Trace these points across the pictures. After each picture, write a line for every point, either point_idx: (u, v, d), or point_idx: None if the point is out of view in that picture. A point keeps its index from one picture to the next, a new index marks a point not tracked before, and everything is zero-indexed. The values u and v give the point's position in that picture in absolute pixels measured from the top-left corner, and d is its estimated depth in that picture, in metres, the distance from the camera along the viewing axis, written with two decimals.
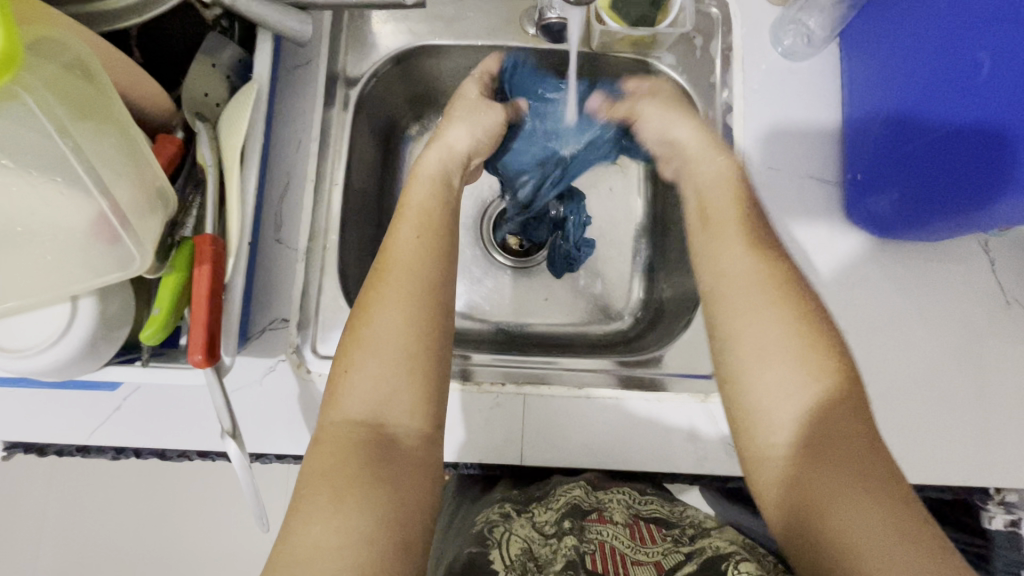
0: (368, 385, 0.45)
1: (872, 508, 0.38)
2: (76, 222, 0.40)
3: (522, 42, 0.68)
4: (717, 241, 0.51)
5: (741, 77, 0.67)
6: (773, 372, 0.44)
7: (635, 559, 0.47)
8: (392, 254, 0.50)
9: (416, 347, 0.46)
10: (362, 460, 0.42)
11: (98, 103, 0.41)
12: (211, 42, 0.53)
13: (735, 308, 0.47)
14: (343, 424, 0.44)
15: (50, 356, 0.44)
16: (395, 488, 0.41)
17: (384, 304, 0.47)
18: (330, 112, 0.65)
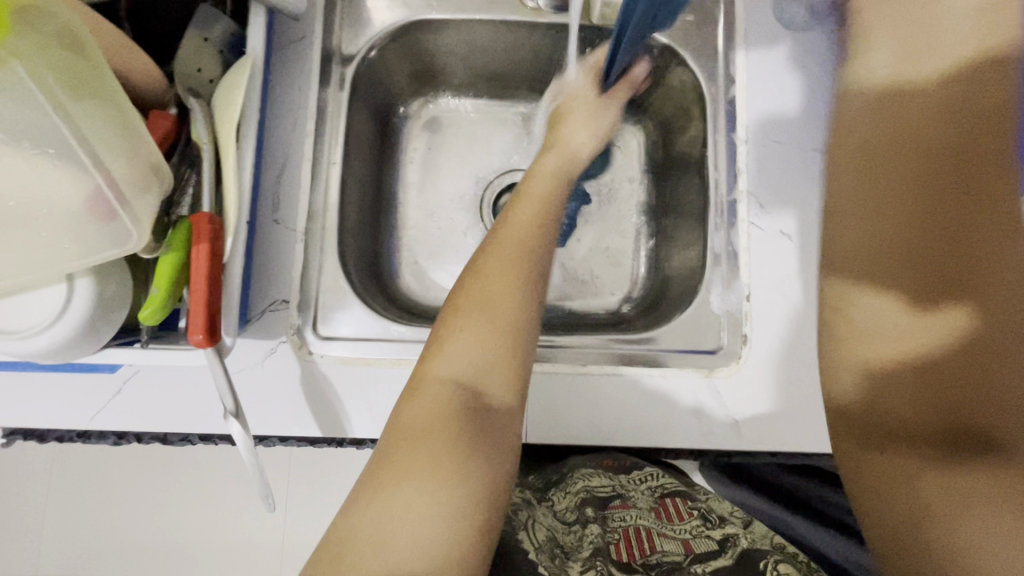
0: (473, 353, 0.45)
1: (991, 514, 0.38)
2: (75, 198, 0.40)
3: (521, 16, 0.67)
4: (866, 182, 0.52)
5: (743, 49, 0.66)
6: (886, 342, 0.47)
7: (661, 532, 0.53)
8: (507, 232, 0.51)
9: (523, 331, 0.47)
10: (458, 429, 0.42)
11: (94, 76, 0.40)
12: (203, 16, 0.52)
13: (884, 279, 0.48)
14: (445, 385, 0.44)
15: (48, 338, 0.43)
16: (488, 459, 0.42)
17: (497, 282, 0.48)
18: (326, 90, 0.64)
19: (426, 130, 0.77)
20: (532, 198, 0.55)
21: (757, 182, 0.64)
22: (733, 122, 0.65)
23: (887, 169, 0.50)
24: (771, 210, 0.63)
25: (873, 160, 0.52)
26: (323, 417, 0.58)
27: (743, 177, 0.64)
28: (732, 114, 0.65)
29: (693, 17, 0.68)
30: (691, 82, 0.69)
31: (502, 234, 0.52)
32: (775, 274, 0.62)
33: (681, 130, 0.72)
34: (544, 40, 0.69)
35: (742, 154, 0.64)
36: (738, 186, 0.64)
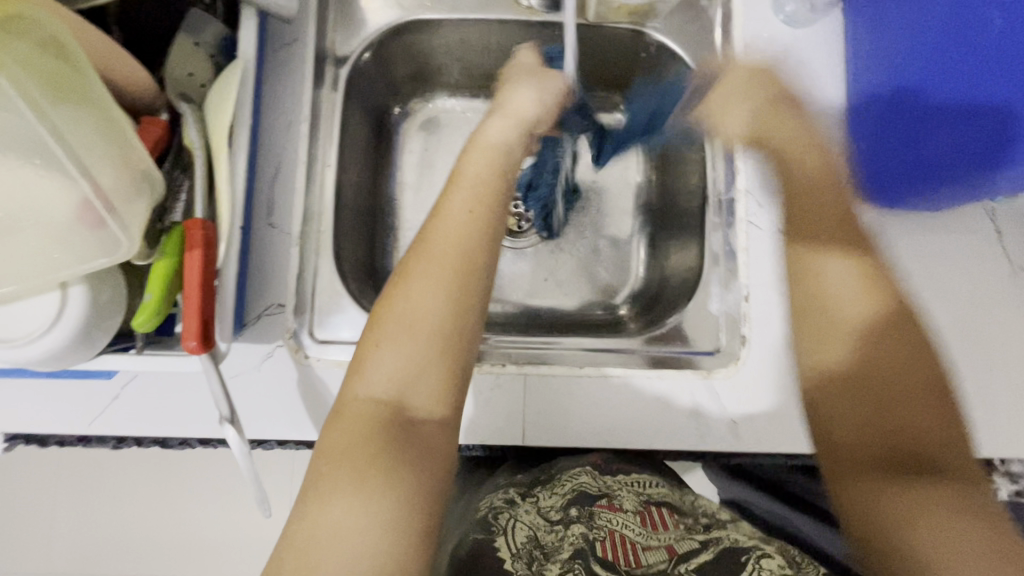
0: (396, 364, 0.43)
1: (968, 538, 0.39)
2: (62, 207, 0.40)
3: (515, 15, 0.66)
4: (834, 274, 0.52)
5: (740, 47, 0.65)
6: (852, 406, 0.47)
7: (647, 544, 0.49)
8: (438, 226, 0.47)
9: (453, 333, 0.44)
10: (379, 444, 0.41)
11: (80, 89, 0.40)
12: (192, 21, 0.52)
13: (839, 339, 0.50)
14: (367, 400, 0.43)
15: (43, 347, 0.43)
16: (413, 470, 0.40)
17: (420, 287, 0.45)
18: (320, 92, 0.64)
19: (423, 130, 0.77)
20: (463, 185, 0.50)
21: (754, 180, 0.63)
22: (730, 120, 0.65)
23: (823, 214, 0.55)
24: (768, 209, 0.63)
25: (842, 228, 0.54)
26: (320, 420, 0.58)
27: (740, 176, 0.64)
28: (729, 111, 0.65)
29: (689, 14, 0.68)
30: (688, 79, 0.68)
31: (436, 225, 0.47)
32: (774, 273, 0.61)
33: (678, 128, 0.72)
34: (538, 39, 0.69)
35: (740, 153, 0.64)
36: (735, 184, 0.64)
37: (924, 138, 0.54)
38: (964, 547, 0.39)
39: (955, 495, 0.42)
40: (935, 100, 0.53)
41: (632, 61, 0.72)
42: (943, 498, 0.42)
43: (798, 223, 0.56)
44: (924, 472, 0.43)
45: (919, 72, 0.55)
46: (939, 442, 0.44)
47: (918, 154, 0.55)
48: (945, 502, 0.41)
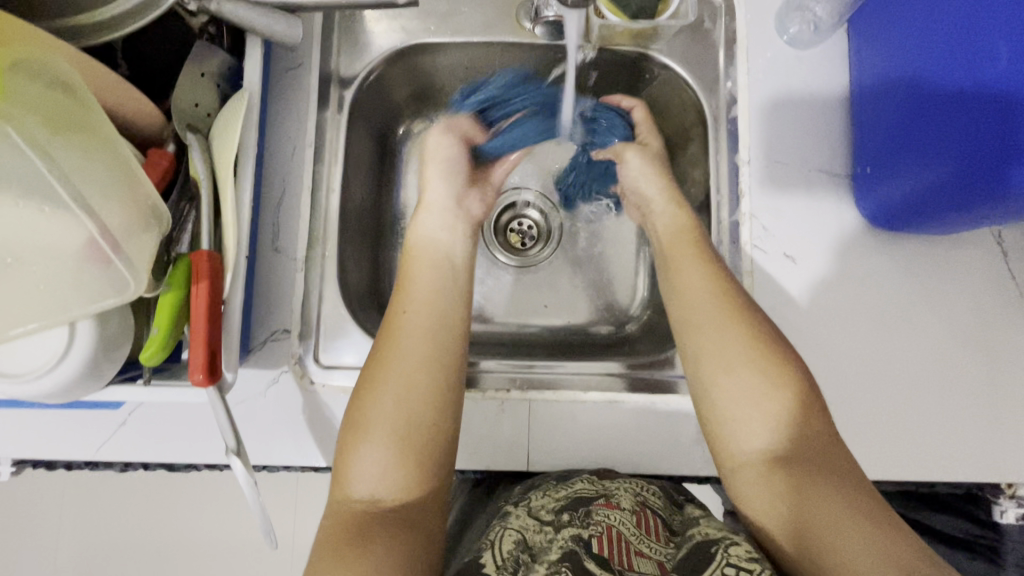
0: (372, 462, 0.46)
1: (835, 499, 0.44)
2: (69, 246, 0.40)
3: (518, 38, 0.66)
4: (686, 276, 0.56)
5: (744, 69, 0.65)
6: (740, 384, 0.49)
7: (638, 549, 0.47)
8: (401, 327, 0.53)
9: (422, 424, 0.48)
10: (355, 535, 0.43)
11: (87, 127, 0.41)
12: (197, 50, 0.52)
13: (709, 334, 0.52)
14: (350, 504, 0.46)
15: (51, 380, 0.43)
16: (400, 545, 0.43)
17: (382, 391, 0.49)
18: (324, 115, 0.64)
19: (427, 147, 0.77)
20: (416, 296, 0.56)
21: (758, 203, 0.63)
22: (735, 143, 0.65)
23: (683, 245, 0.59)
24: (773, 232, 0.63)
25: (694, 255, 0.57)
26: (325, 444, 0.58)
27: (744, 199, 0.63)
28: (733, 133, 0.65)
29: (694, 35, 0.67)
30: (692, 100, 0.68)
31: (396, 337, 0.53)
32: (777, 297, 0.62)
33: (683, 148, 0.71)
34: (542, 60, 0.69)
35: (744, 175, 0.64)
36: (739, 208, 0.63)
37: (923, 164, 0.54)
38: (823, 511, 0.43)
39: (812, 470, 0.45)
40: (946, 107, 0.52)
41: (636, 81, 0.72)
42: (807, 469, 0.45)
43: (672, 245, 0.59)
44: (800, 452, 0.47)
45: (930, 76, 0.53)
46: (814, 446, 0.47)
47: (919, 180, 0.55)
48: (808, 476, 0.45)
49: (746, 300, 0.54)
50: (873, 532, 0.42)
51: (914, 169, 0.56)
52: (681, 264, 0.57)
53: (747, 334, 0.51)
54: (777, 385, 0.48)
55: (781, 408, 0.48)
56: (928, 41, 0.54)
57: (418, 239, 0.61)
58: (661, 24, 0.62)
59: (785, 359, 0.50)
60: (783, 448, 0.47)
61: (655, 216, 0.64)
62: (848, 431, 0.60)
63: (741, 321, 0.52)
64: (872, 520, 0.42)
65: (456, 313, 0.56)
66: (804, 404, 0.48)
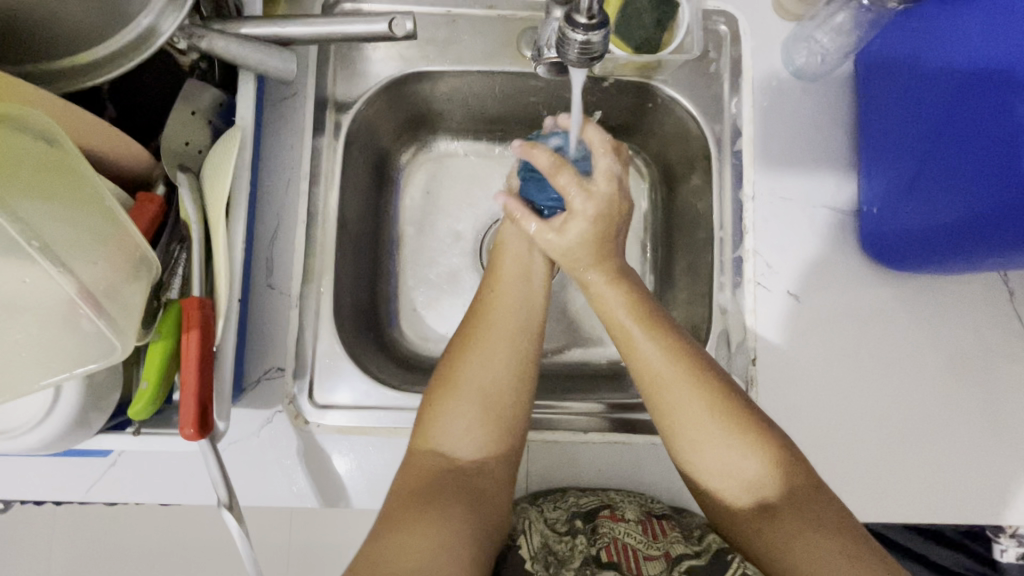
0: (460, 421, 0.49)
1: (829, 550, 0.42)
2: (51, 309, 0.39)
3: (519, 67, 0.65)
4: (642, 354, 0.50)
5: (749, 101, 0.64)
6: (712, 456, 0.47)
7: (648, 553, 0.52)
8: (496, 306, 0.54)
9: (508, 398, 0.51)
10: (439, 488, 0.46)
11: (74, 189, 0.40)
12: (189, 86, 0.50)
13: (671, 411, 0.48)
14: (427, 457, 0.48)
15: (39, 435, 0.43)
16: (467, 513, 0.45)
17: (479, 355, 0.51)
18: (320, 145, 0.62)
19: (425, 173, 0.75)
20: (514, 277, 0.57)
21: (761, 239, 0.62)
22: (739, 176, 0.63)
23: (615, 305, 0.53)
24: (776, 269, 0.62)
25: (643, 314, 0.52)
26: (321, 485, 0.57)
27: (748, 236, 0.62)
28: (738, 166, 0.64)
29: (697, 65, 0.66)
30: (695, 131, 0.67)
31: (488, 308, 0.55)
32: (781, 335, 0.61)
33: (685, 177, 0.70)
34: (543, 89, 0.68)
35: (747, 211, 0.63)
36: (742, 244, 0.62)
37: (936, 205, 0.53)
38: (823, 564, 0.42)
39: (799, 521, 0.44)
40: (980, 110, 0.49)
41: (639, 109, 0.70)
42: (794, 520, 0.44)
43: (611, 321, 0.53)
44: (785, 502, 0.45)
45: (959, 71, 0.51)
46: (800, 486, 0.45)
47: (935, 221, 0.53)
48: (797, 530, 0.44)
49: (710, 367, 0.49)
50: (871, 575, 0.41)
51: (941, 189, 0.52)
52: (629, 327, 0.51)
53: (711, 402, 0.47)
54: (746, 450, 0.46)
55: (758, 470, 0.46)
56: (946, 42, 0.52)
57: (505, 247, 0.59)
58: (664, 57, 0.61)
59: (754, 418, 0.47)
60: (768, 502, 0.45)
61: (589, 284, 0.54)
62: (851, 473, 0.59)
63: (695, 384, 0.48)
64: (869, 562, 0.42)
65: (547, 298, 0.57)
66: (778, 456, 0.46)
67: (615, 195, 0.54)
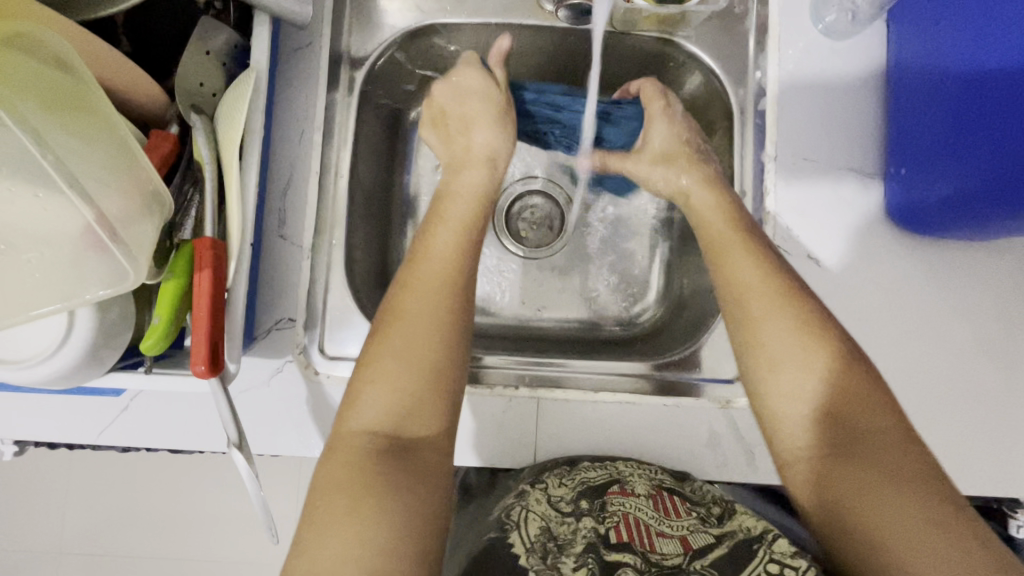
0: (387, 397, 0.43)
1: (914, 503, 0.39)
2: (61, 236, 0.39)
3: (538, 20, 0.63)
4: (737, 264, 0.50)
5: (775, 59, 0.62)
6: (790, 378, 0.45)
7: (659, 530, 0.48)
8: (424, 264, 0.49)
9: (447, 363, 0.45)
10: (362, 473, 0.39)
11: (86, 113, 0.40)
12: (203, 25, 0.49)
13: (762, 327, 0.47)
14: (360, 437, 0.42)
15: (52, 366, 0.43)
16: (410, 490, 0.39)
17: (406, 322, 0.45)
18: (334, 96, 0.62)
19: None
20: (444, 236, 0.51)
21: (783, 201, 0.60)
22: (762, 137, 0.62)
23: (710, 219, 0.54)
24: (798, 233, 0.60)
25: (747, 242, 0.51)
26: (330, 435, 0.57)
27: (768, 197, 0.61)
28: (761, 126, 0.62)
29: (722, 22, 0.64)
30: (717, 90, 0.65)
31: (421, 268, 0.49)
32: None
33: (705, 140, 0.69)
34: (562, 46, 0.66)
35: (769, 172, 0.61)
36: (763, 205, 0.61)
37: (957, 170, 0.52)
38: (896, 512, 0.39)
39: (876, 467, 0.41)
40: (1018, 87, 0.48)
41: (659, 69, 0.68)
42: (880, 470, 0.40)
43: (711, 238, 0.52)
44: (863, 442, 0.42)
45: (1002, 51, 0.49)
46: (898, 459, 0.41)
47: (956, 185, 0.52)
48: (883, 477, 0.40)
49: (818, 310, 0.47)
50: (959, 539, 0.37)
51: (961, 164, 0.52)
52: (732, 250, 0.50)
53: (801, 335, 0.46)
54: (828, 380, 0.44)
55: (836, 401, 0.44)
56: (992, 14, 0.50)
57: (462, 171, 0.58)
58: (688, 10, 0.59)
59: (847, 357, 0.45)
60: (839, 441, 0.43)
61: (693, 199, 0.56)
62: None
63: (791, 304, 0.47)
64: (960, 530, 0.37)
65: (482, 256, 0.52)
66: (860, 393, 0.44)
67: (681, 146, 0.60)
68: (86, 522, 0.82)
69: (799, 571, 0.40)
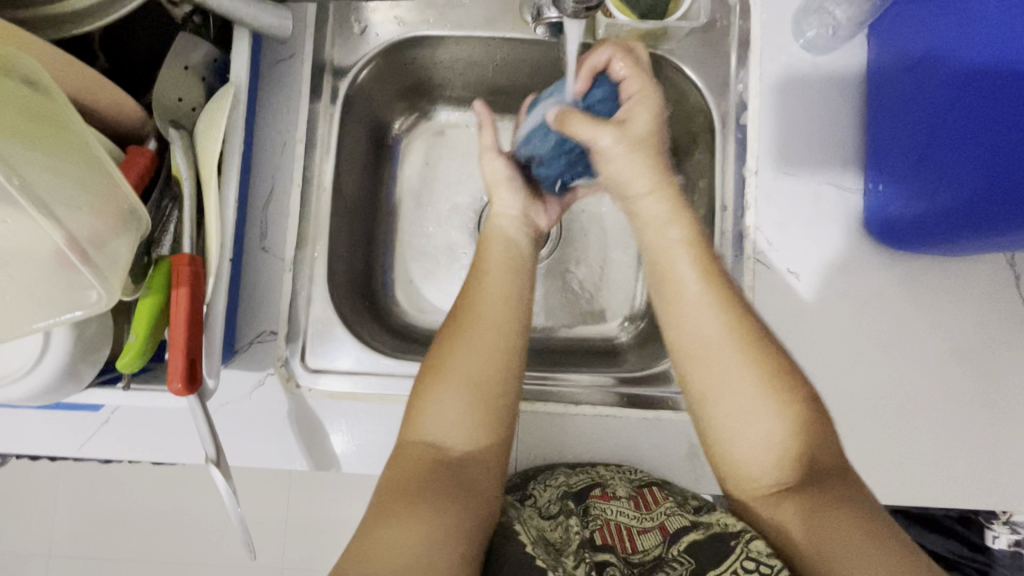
0: (449, 419, 0.45)
1: (850, 518, 0.42)
2: (33, 258, 0.39)
3: (520, 34, 0.63)
4: (686, 304, 0.47)
5: (756, 73, 0.63)
6: (750, 425, 0.44)
7: (641, 527, 0.50)
8: (480, 297, 0.50)
9: (505, 386, 0.47)
10: (425, 486, 0.43)
11: (61, 137, 0.40)
12: (182, 40, 0.50)
13: (719, 388, 0.45)
14: (423, 452, 0.45)
15: (26, 385, 0.43)
16: (460, 506, 0.43)
17: (470, 345, 0.47)
18: (317, 108, 0.61)
19: (424, 143, 0.74)
20: (503, 259, 0.53)
21: (762, 215, 0.61)
22: (742, 151, 0.62)
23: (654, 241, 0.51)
24: (777, 247, 0.60)
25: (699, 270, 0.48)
26: (310, 447, 0.57)
27: (749, 211, 0.61)
28: (742, 140, 0.62)
29: (704, 37, 0.64)
30: (700, 103, 0.66)
31: (483, 289, 0.50)
32: (779, 311, 0.59)
33: (689, 152, 0.69)
34: (546, 58, 0.66)
35: (750, 185, 0.61)
36: (744, 219, 0.61)
37: (930, 190, 0.53)
38: (836, 530, 0.42)
39: (817, 493, 0.43)
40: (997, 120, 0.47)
41: None
42: (818, 493, 0.43)
43: (660, 262, 0.50)
44: (810, 476, 0.44)
45: (985, 77, 0.48)
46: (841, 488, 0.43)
47: (930, 204, 0.53)
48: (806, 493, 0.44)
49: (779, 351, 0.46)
50: (886, 541, 0.41)
51: (932, 189, 0.53)
52: (677, 285, 0.48)
53: (758, 388, 0.44)
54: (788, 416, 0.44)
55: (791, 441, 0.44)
56: (974, 31, 0.49)
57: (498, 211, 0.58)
58: (670, 25, 0.59)
59: (803, 400, 0.44)
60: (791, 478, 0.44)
61: (639, 207, 0.52)
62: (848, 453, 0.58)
63: (751, 353, 0.45)
64: (883, 534, 0.41)
65: (534, 273, 0.54)
66: (805, 421, 0.44)
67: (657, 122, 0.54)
68: (74, 527, 0.82)
69: (775, 569, 0.41)
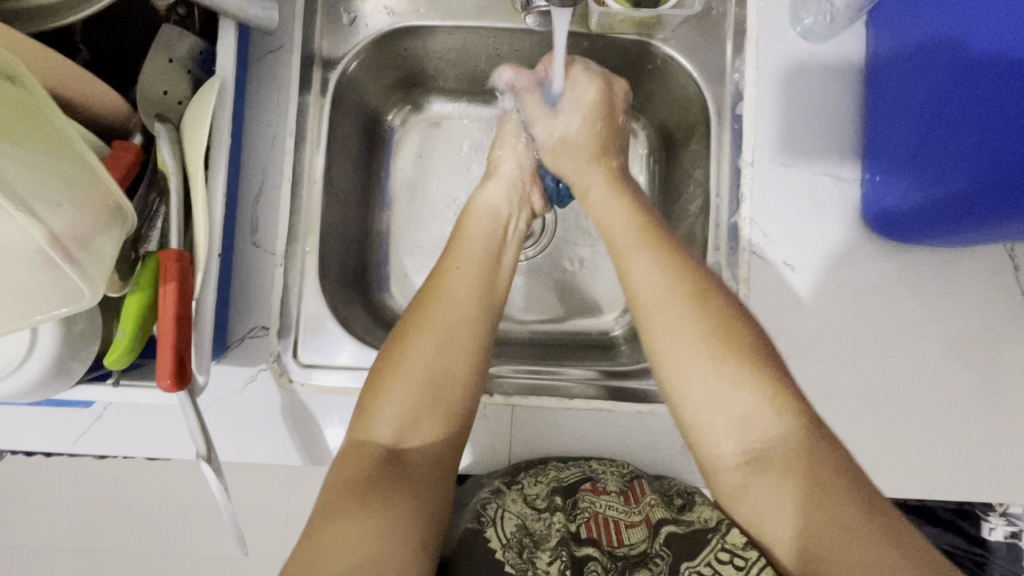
0: (398, 413, 0.46)
1: (841, 506, 0.40)
2: (17, 255, 0.38)
3: (511, 24, 0.62)
4: (637, 268, 0.50)
5: (753, 61, 0.61)
6: (708, 390, 0.45)
7: (628, 521, 0.52)
8: (440, 291, 0.51)
9: (458, 379, 0.48)
10: (368, 480, 0.43)
11: (40, 132, 0.39)
12: (165, 33, 0.49)
13: (674, 361, 0.46)
14: (372, 447, 0.45)
15: (15, 382, 0.43)
16: (404, 502, 0.43)
17: (425, 337, 0.48)
18: (306, 99, 0.60)
19: (416, 135, 0.73)
20: (468, 255, 0.54)
21: (757, 206, 0.60)
22: (739, 141, 0.61)
23: (607, 217, 0.55)
24: (773, 238, 0.60)
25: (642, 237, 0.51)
26: (305, 440, 0.57)
27: (746, 203, 0.60)
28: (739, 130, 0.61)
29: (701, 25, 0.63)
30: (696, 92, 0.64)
31: (443, 283, 0.51)
32: (774, 304, 0.59)
33: (685, 142, 0.68)
34: (539, 48, 0.65)
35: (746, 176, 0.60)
36: (740, 210, 0.60)
37: (930, 180, 0.52)
38: (830, 516, 0.40)
39: (800, 468, 0.42)
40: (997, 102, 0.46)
41: (638, 70, 0.68)
42: (804, 481, 0.41)
43: (610, 238, 0.53)
44: (770, 452, 0.43)
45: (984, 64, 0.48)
46: (826, 464, 0.42)
47: (930, 194, 0.52)
48: (795, 476, 0.42)
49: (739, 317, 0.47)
50: (878, 541, 0.39)
51: (931, 179, 0.52)
52: (630, 251, 0.51)
53: (709, 357, 0.45)
54: (742, 381, 0.44)
55: (749, 405, 0.44)
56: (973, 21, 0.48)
57: (478, 201, 0.59)
58: (664, 14, 0.58)
59: (766, 362, 0.45)
60: (759, 444, 0.43)
61: (590, 196, 0.58)
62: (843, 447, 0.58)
63: (700, 309, 0.47)
64: (878, 525, 0.39)
65: (500, 272, 0.55)
66: (776, 396, 0.44)
67: (604, 95, 0.62)
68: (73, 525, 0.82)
69: (747, 563, 0.46)
